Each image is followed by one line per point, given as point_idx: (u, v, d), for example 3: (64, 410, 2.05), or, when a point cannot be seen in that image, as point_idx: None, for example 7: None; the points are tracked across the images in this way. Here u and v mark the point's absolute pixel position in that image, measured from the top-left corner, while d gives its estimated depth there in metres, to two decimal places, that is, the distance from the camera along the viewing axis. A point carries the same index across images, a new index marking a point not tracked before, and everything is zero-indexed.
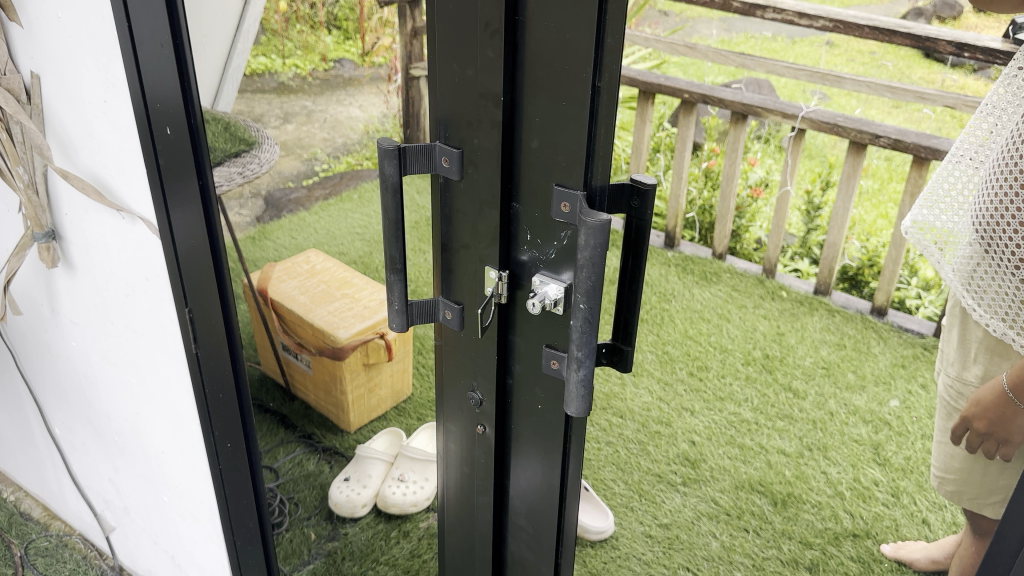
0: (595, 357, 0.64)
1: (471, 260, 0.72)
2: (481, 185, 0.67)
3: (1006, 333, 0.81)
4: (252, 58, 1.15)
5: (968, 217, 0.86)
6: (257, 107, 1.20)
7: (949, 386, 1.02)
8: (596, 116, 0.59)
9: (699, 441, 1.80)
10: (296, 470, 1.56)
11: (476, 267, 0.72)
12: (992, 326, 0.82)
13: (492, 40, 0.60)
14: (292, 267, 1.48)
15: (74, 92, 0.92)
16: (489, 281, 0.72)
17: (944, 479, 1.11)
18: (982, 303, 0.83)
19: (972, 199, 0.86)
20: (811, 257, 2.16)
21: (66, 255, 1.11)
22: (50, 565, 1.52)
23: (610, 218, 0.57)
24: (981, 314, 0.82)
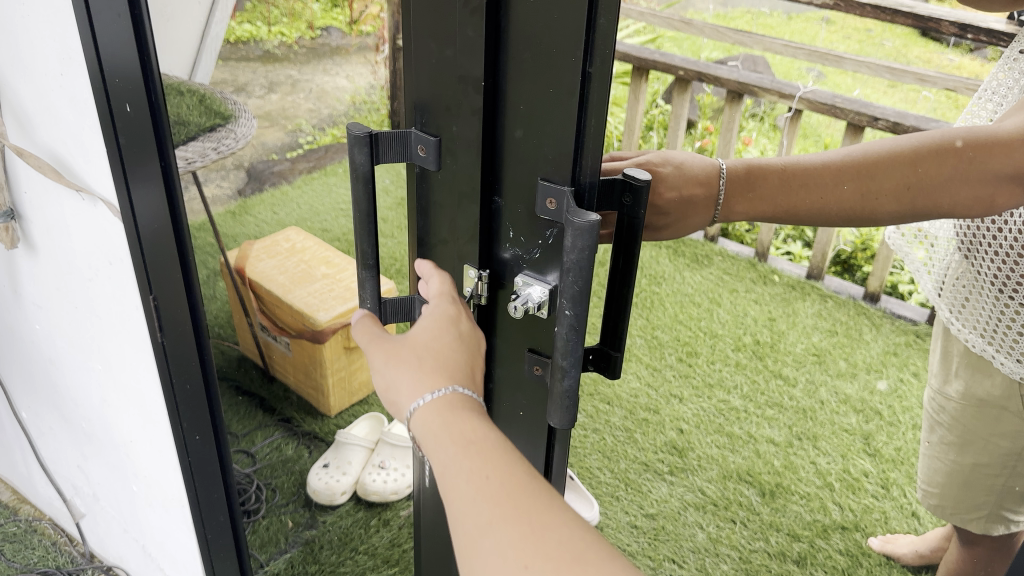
0: (581, 366, 0.60)
1: (449, 256, 0.67)
2: (460, 178, 0.62)
3: (984, 348, 1.07)
4: (236, 25, 1.09)
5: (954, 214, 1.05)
6: (241, 75, 1.14)
7: (932, 398, 1.20)
8: (586, 104, 0.54)
9: (687, 428, 1.74)
10: (274, 455, 1.47)
11: (452, 265, 0.67)
12: (969, 339, 1.09)
13: (473, 18, 0.54)
14: (271, 245, 1.37)
15: (30, 62, 0.86)
16: (467, 280, 0.66)
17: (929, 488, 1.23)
18: (959, 318, 1.10)
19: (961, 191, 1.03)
20: (803, 240, 2.38)
21: (27, 235, 1.05)
22: (19, 550, 1.46)
23: (601, 218, 0.53)
24: (960, 327, 1.09)
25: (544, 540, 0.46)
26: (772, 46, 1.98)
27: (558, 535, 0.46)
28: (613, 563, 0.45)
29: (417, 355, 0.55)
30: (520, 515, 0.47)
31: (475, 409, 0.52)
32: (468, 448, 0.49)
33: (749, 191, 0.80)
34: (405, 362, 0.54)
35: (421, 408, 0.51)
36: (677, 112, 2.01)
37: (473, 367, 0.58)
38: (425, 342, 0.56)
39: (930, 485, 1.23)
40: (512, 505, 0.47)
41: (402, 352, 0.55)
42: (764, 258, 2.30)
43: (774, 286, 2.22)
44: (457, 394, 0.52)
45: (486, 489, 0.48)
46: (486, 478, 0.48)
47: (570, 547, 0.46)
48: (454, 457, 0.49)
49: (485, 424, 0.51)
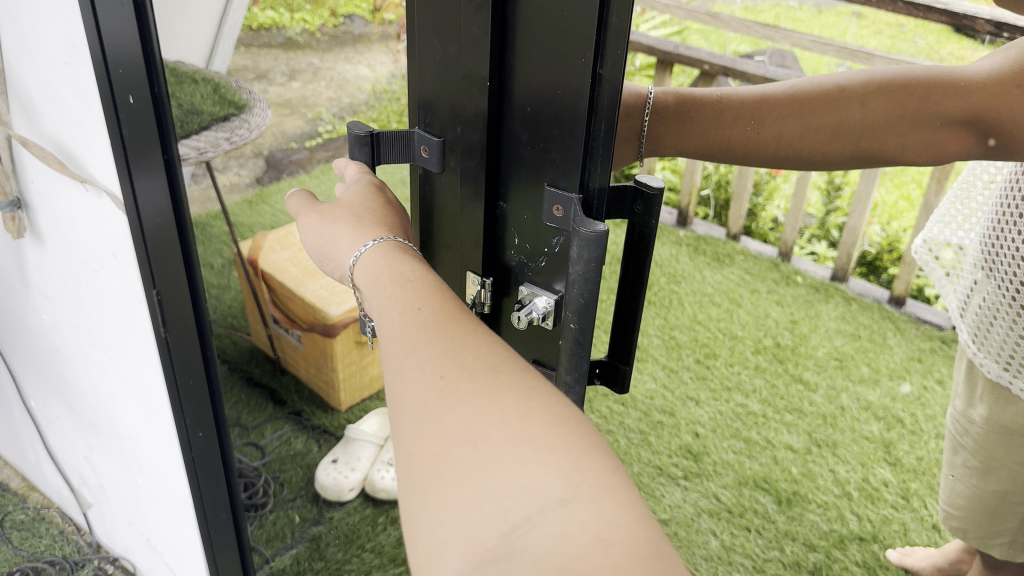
0: (586, 381, 0.57)
1: (453, 262, 0.64)
2: (464, 183, 0.59)
3: (999, 373, 1.05)
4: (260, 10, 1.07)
5: (980, 232, 1.07)
6: (263, 63, 1.11)
7: (955, 420, 1.16)
8: (596, 108, 0.51)
9: (703, 433, 1.71)
10: (283, 449, 1.53)
11: (455, 271, 0.65)
12: (985, 364, 1.07)
13: (478, 14, 0.51)
14: (284, 237, 1.46)
15: (35, 50, 0.83)
16: (470, 287, 0.64)
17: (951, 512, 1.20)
18: (977, 342, 1.08)
19: (991, 202, 1.04)
20: (828, 240, 2.33)
21: (33, 225, 1.04)
22: (26, 539, 1.47)
23: (608, 229, 0.50)
24: (977, 352, 1.08)
25: (462, 353, 0.39)
26: (800, 41, 1.93)
27: (478, 351, 0.39)
28: (533, 377, 0.39)
29: (353, 212, 0.52)
30: (444, 336, 0.40)
31: (410, 255, 0.48)
32: (400, 282, 0.44)
33: (679, 122, 0.81)
34: (344, 220, 0.52)
35: (358, 259, 0.48)
36: None
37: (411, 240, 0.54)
38: (359, 204, 0.53)
39: (952, 507, 1.20)
40: (433, 323, 0.41)
41: (336, 214, 0.52)
42: (787, 259, 2.25)
43: (797, 287, 2.18)
44: (397, 244, 0.49)
45: (408, 312, 0.42)
46: (415, 308, 0.42)
47: (490, 361, 0.39)
48: (381, 289, 0.44)
49: (423, 267, 0.46)
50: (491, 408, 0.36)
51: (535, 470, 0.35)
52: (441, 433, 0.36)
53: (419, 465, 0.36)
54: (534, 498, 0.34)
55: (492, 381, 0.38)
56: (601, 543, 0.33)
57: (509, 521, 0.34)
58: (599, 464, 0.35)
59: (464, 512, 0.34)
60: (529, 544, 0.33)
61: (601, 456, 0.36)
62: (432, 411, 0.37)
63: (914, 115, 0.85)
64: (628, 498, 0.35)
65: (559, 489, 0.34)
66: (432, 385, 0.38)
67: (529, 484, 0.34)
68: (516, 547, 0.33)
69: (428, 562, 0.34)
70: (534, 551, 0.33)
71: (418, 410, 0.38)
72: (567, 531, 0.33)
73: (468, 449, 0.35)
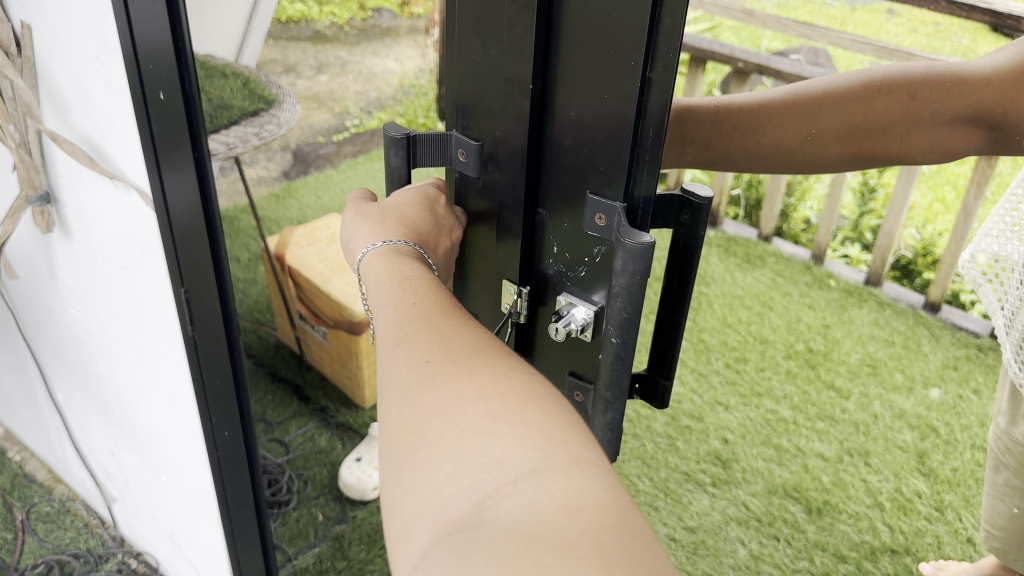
0: (626, 398, 0.55)
1: (488, 269, 0.62)
2: (503, 189, 0.57)
3: None
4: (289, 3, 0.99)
5: None
6: (291, 56, 1.04)
7: (997, 438, 1.14)
8: (644, 113, 0.48)
9: (732, 439, 1.68)
10: (307, 446, 1.45)
11: (490, 279, 0.63)
12: None
13: (523, 14, 0.49)
14: (312, 231, 1.35)
15: (66, 45, 0.82)
16: (507, 296, 0.62)
17: (993, 531, 1.19)
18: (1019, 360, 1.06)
19: None
20: (862, 244, 2.29)
21: (62, 220, 1.03)
22: (51, 530, 1.50)
23: (655, 240, 0.48)
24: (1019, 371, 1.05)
25: (448, 342, 0.44)
26: (838, 40, 1.88)
27: (463, 341, 0.44)
28: (515, 367, 0.43)
29: (383, 212, 0.57)
30: (432, 327, 0.45)
31: (417, 259, 0.53)
32: (399, 281, 0.50)
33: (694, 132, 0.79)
34: (367, 219, 0.57)
35: (365, 255, 0.54)
36: None
37: (434, 246, 0.58)
38: (393, 204, 0.58)
39: (994, 527, 1.18)
40: (426, 318, 0.46)
41: (370, 211, 0.57)
42: (820, 262, 2.22)
43: (830, 291, 2.14)
44: (410, 248, 0.54)
45: (404, 308, 0.47)
46: (410, 304, 0.48)
47: (472, 349, 0.44)
48: (383, 288, 0.50)
49: (423, 269, 0.52)
50: (473, 391, 0.40)
51: (509, 444, 0.38)
52: (424, 414, 0.40)
53: (402, 444, 0.40)
54: (506, 470, 0.37)
55: (475, 368, 0.42)
56: (567, 510, 0.35)
57: (481, 492, 0.36)
58: (571, 440, 0.38)
59: (439, 483, 0.37)
60: (498, 511, 0.35)
61: (573, 435, 0.39)
62: (415, 393, 0.41)
63: (917, 116, 0.89)
64: (596, 473, 0.37)
65: (531, 462, 0.37)
66: (420, 372, 0.42)
67: (500, 455, 0.37)
68: (486, 513, 0.36)
69: (402, 534, 0.37)
70: (502, 516, 0.35)
71: (405, 394, 0.42)
72: (536, 499, 0.35)
73: (444, 425, 0.39)
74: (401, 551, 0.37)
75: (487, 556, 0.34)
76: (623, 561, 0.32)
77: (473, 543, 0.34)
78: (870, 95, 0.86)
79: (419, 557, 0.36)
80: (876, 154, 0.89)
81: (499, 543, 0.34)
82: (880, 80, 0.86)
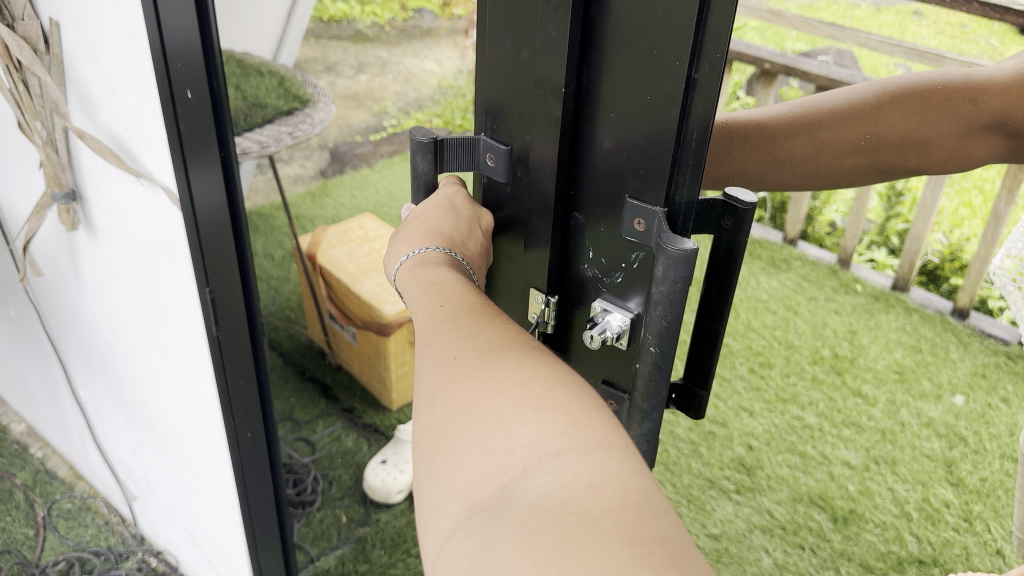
0: (664, 409, 0.53)
1: (515, 275, 0.61)
2: (533, 194, 0.56)
3: None
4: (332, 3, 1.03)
5: None
6: (332, 55, 1.10)
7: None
8: (687, 114, 0.47)
9: (757, 445, 1.66)
10: (333, 446, 1.50)
11: (517, 287, 0.62)
12: None
13: (556, 15, 0.47)
14: (345, 232, 1.42)
15: (93, 42, 0.81)
16: (535, 305, 0.61)
17: None
18: None
19: None
20: (888, 247, 2.23)
21: (87, 217, 1.03)
22: (72, 528, 1.50)
23: (698, 247, 0.46)
24: None
25: (475, 336, 0.42)
26: (867, 41, 1.85)
27: (491, 333, 0.43)
28: (539, 355, 0.41)
29: (408, 227, 0.55)
30: (460, 324, 0.44)
31: (448, 264, 0.51)
32: (428, 288, 0.49)
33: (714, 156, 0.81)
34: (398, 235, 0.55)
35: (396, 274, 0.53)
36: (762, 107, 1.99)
37: (462, 243, 0.55)
38: (416, 216, 0.56)
39: None
40: (454, 316, 0.45)
41: (399, 231, 0.56)
42: (846, 266, 2.15)
43: (856, 295, 2.09)
44: (436, 253, 0.52)
45: (434, 310, 0.46)
46: (439, 305, 0.46)
47: (501, 341, 0.42)
48: (416, 297, 0.49)
49: (452, 271, 0.50)
50: (499, 380, 0.39)
51: (535, 428, 0.36)
52: (452, 406, 0.39)
53: (431, 437, 0.39)
54: (533, 453, 0.36)
55: (500, 358, 0.40)
56: (592, 488, 0.33)
57: (508, 475, 0.35)
58: (596, 422, 0.37)
59: (466, 469, 0.36)
60: (523, 492, 0.34)
61: (598, 416, 0.37)
62: (445, 386, 0.40)
63: (936, 125, 0.88)
64: (622, 454, 0.35)
65: (555, 444, 0.36)
66: (448, 367, 0.41)
67: (528, 441, 0.36)
68: (512, 494, 0.34)
69: (430, 518, 0.36)
70: (528, 497, 0.34)
71: (434, 389, 0.41)
72: (561, 479, 0.34)
73: (472, 414, 0.38)
74: (431, 537, 0.36)
75: (511, 533, 0.32)
76: (648, 538, 0.32)
77: (501, 520, 0.33)
78: (887, 108, 0.86)
79: (445, 539, 0.35)
80: (896, 165, 0.89)
81: (524, 521, 0.33)
82: (896, 93, 0.86)
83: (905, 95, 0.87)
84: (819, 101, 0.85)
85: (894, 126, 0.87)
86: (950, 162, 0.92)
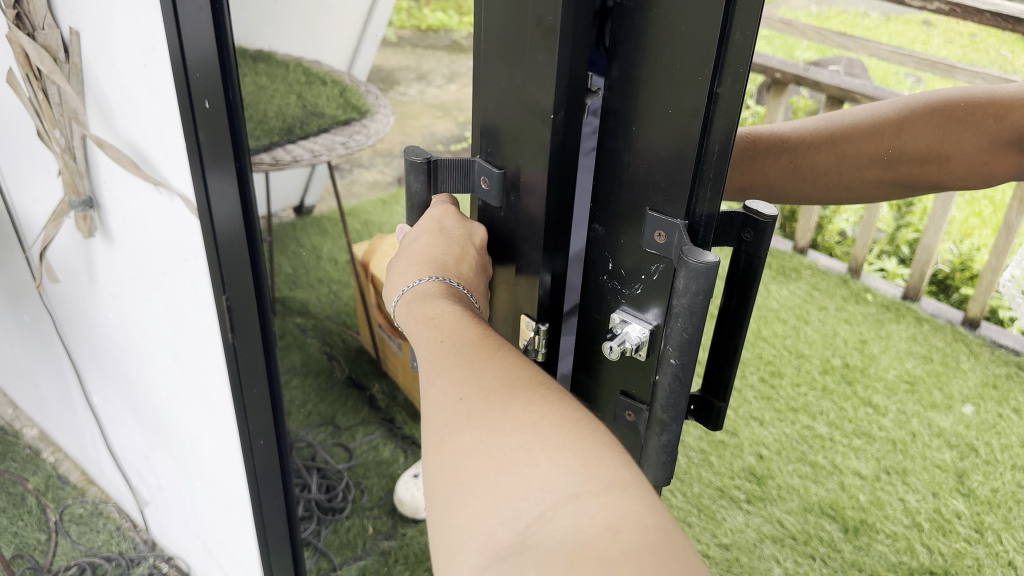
0: (683, 420, 0.54)
1: (508, 297, 0.62)
2: (523, 220, 0.57)
3: None
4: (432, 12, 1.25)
5: None
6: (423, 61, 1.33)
7: None
8: (708, 129, 0.47)
9: (767, 455, 1.68)
10: (370, 455, 1.58)
11: (510, 310, 0.62)
12: None
13: (545, 40, 0.48)
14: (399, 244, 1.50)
15: (113, 51, 0.82)
16: (524, 331, 0.61)
17: None
18: None
19: None
20: (900, 256, 1.98)
21: (104, 224, 1.03)
22: (84, 533, 1.51)
23: (719, 259, 0.46)
24: None
25: (480, 375, 0.44)
26: None
27: (495, 370, 0.44)
28: (545, 391, 0.43)
29: (404, 256, 0.57)
30: (463, 361, 0.46)
31: (444, 295, 0.53)
32: (427, 323, 0.50)
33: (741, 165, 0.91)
34: (394, 262, 0.58)
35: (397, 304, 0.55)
36: (772, 117, 1.99)
37: (455, 267, 0.56)
38: (411, 245, 0.57)
39: None
40: (457, 352, 0.46)
41: (397, 260, 0.58)
42: (856, 275, 1.96)
43: (866, 305, 1.99)
44: (433, 284, 0.53)
45: (435, 347, 0.48)
46: (439, 342, 0.48)
47: (506, 378, 0.44)
48: (417, 334, 0.50)
49: (449, 303, 0.51)
50: (507, 423, 0.41)
51: (547, 472, 0.38)
52: (463, 451, 0.41)
53: (445, 482, 0.41)
54: (546, 497, 0.37)
55: (507, 400, 0.42)
56: (610, 531, 0.35)
57: (524, 521, 0.37)
58: (608, 460, 0.39)
59: (481, 517, 0.38)
60: (541, 538, 0.36)
61: (610, 453, 0.39)
62: (453, 429, 0.42)
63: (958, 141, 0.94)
64: (636, 492, 0.37)
65: (569, 486, 0.38)
66: (455, 410, 0.43)
67: (541, 485, 0.38)
68: (530, 541, 0.36)
69: (449, 566, 0.38)
70: (547, 543, 0.36)
71: (443, 434, 0.43)
72: (578, 523, 0.36)
73: (483, 459, 0.40)
74: None
75: None
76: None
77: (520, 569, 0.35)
78: (909, 123, 0.93)
79: None
80: (917, 178, 0.96)
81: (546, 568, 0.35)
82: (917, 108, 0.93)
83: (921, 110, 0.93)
84: (845, 115, 0.93)
85: (911, 139, 0.93)
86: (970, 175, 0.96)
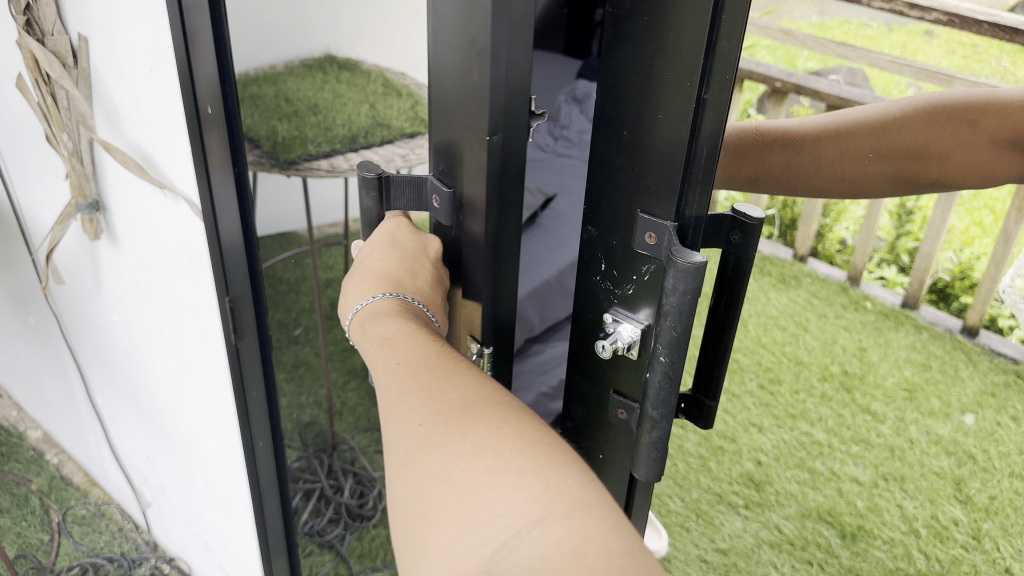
0: (673, 417, 0.55)
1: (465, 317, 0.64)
2: (465, 239, 0.59)
3: None
4: None
5: None
6: None
7: None
8: (698, 133, 0.48)
9: (766, 461, 1.68)
10: None
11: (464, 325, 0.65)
12: None
13: (477, 60, 0.51)
14: None
15: (122, 56, 0.83)
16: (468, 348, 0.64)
17: None
18: None
19: None
20: (899, 265, 2.22)
21: (110, 227, 1.05)
22: (86, 533, 1.53)
23: (707, 259, 0.48)
24: None
25: (439, 400, 0.47)
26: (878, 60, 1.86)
27: (454, 395, 0.47)
28: (504, 414, 0.45)
29: (358, 271, 0.60)
30: (424, 386, 0.48)
31: (395, 311, 0.56)
32: (382, 344, 0.53)
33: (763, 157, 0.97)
34: (350, 278, 0.60)
35: (351, 319, 0.58)
36: None
37: (409, 279, 0.58)
38: (365, 261, 0.60)
39: None
40: (418, 377, 0.49)
41: (351, 276, 0.60)
42: (855, 284, 2.20)
43: (866, 312, 2.13)
44: (386, 300, 0.56)
45: (393, 371, 0.50)
46: (396, 364, 0.50)
47: (464, 403, 0.46)
48: (373, 356, 0.53)
49: (406, 324, 0.54)
50: (467, 449, 0.43)
51: (511, 497, 0.40)
52: (427, 478, 0.43)
53: (411, 510, 0.42)
54: (511, 523, 0.39)
55: (467, 425, 0.44)
56: (576, 556, 0.37)
57: (490, 548, 0.38)
58: (571, 481, 0.40)
59: (446, 545, 0.40)
60: (508, 566, 0.38)
61: (572, 475, 0.41)
62: (415, 456, 0.44)
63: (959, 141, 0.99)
64: (600, 514, 0.39)
65: (531, 511, 0.39)
66: (416, 436, 0.45)
67: (504, 510, 0.40)
68: (497, 569, 0.38)
69: None
70: (515, 570, 0.38)
71: (406, 460, 0.45)
72: (544, 548, 0.38)
73: (447, 487, 0.42)
74: None
75: None
76: None
77: None
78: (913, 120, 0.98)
79: None
80: (922, 176, 1.01)
81: None
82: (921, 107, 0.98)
83: (923, 110, 0.98)
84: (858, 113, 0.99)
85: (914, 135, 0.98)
86: (970, 174, 1.01)
